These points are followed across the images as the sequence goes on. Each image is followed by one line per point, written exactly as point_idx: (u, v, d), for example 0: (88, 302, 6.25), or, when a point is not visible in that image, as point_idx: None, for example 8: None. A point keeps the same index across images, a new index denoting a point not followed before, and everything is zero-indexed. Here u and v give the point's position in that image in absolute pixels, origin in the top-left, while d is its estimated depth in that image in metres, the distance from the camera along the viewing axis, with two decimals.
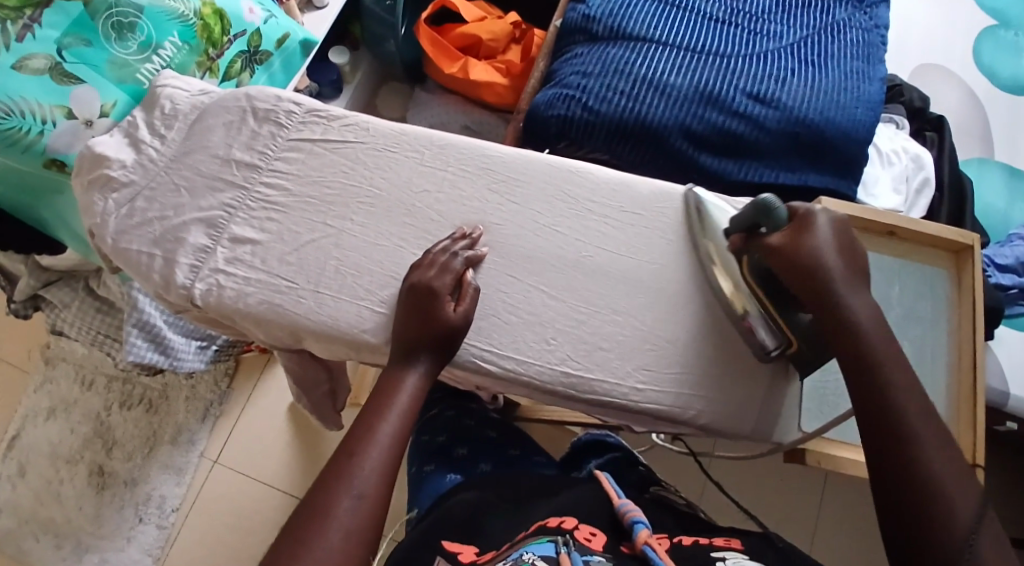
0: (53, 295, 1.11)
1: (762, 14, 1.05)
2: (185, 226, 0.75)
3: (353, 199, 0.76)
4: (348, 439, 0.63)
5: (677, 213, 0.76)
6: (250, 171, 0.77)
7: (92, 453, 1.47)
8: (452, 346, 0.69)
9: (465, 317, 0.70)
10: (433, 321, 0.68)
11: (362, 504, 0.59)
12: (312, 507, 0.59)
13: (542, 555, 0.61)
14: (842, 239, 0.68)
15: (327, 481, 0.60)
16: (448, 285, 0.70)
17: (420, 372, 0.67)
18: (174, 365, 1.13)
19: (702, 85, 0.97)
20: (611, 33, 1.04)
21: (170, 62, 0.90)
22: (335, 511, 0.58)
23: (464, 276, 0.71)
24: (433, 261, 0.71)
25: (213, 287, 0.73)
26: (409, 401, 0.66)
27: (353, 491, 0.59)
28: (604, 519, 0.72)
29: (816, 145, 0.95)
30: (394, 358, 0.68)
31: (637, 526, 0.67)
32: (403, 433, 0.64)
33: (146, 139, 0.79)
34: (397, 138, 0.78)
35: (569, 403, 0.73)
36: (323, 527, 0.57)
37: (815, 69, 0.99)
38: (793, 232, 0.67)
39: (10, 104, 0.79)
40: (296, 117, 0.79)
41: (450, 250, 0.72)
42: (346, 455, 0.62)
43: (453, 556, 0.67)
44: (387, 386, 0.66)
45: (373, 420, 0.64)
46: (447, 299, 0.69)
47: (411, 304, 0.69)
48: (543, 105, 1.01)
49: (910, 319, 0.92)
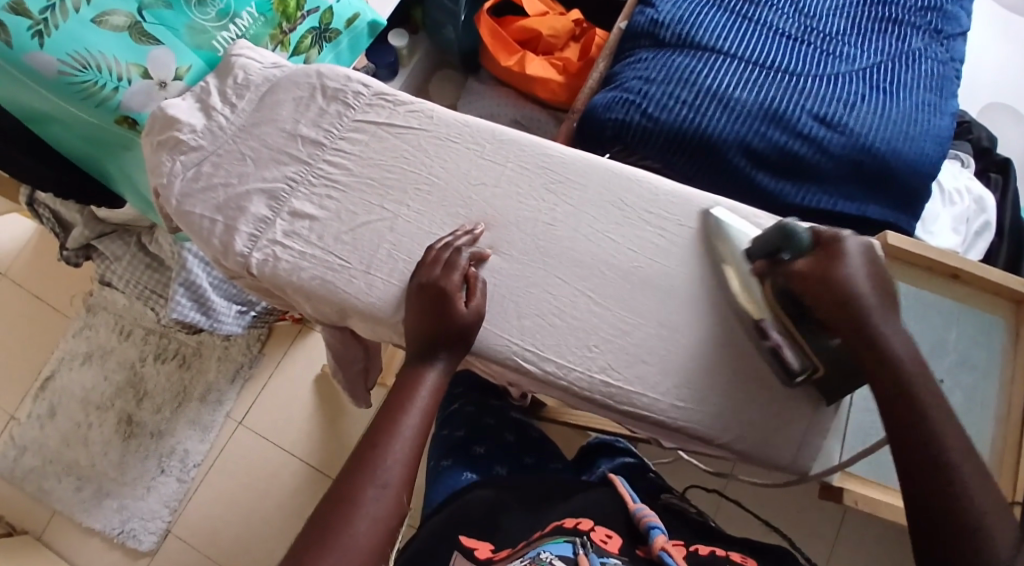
0: (105, 246, 1.14)
1: (836, 35, 1.04)
2: (247, 195, 0.77)
3: (412, 185, 0.77)
4: (371, 430, 0.65)
5: (734, 231, 0.76)
6: (315, 148, 0.79)
7: (123, 401, 1.52)
8: (465, 343, 0.70)
9: (475, 315, 0.70)
10: (449, 320, 0.69)
11: (385, 494, 0.60)
12: (342, 491, 0.61)
13: (559, 555, 0.63)
14: (872, 265, 0.67)
15: (355, 466, 0.62)
16: (457, 283, 0.70)
17: (440, 368, 0.68)
18: (213, 327, 1.17)
19: (768, 102, 0.96)
20: (678, 40, 1.04)
21: (245, 33, 0.91)
22: (361, 499, 0.60)
23: (470, 272, 0.72)
24: (439, 259, 0.72)
25: (269, 258, 0.74)
26: (430, 397, 0.67)
27: (377, 480, 0.61)
28: (619, 523, 0.73)
29: (878, 174, 0.94)
30: (412, 357, 0.69)
31: (655, 531, 0.68)
32: (424, 428, 0.65)
33: (218, 106, 0.81)
34: (460, 129, 0.79)
35: (604, 411, 0.73)
36: (348, 513, 0.59)
37: (884, 96, 0.98)
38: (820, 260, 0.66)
39: (88, 57, 0.81)
40: (363, 98, 0.81)
41: (454, 246, 0.72)
42: (369, 446, 0.63)
43: (470, 553, 0.71)
44: (405, 384, 0.68)
45: (395, 413, 0.65)
46: (458, 296, 0.70)
47: (422, 304, 0.70)
48: (602, 107, 1.01)
49: (963, 367, 0.91)
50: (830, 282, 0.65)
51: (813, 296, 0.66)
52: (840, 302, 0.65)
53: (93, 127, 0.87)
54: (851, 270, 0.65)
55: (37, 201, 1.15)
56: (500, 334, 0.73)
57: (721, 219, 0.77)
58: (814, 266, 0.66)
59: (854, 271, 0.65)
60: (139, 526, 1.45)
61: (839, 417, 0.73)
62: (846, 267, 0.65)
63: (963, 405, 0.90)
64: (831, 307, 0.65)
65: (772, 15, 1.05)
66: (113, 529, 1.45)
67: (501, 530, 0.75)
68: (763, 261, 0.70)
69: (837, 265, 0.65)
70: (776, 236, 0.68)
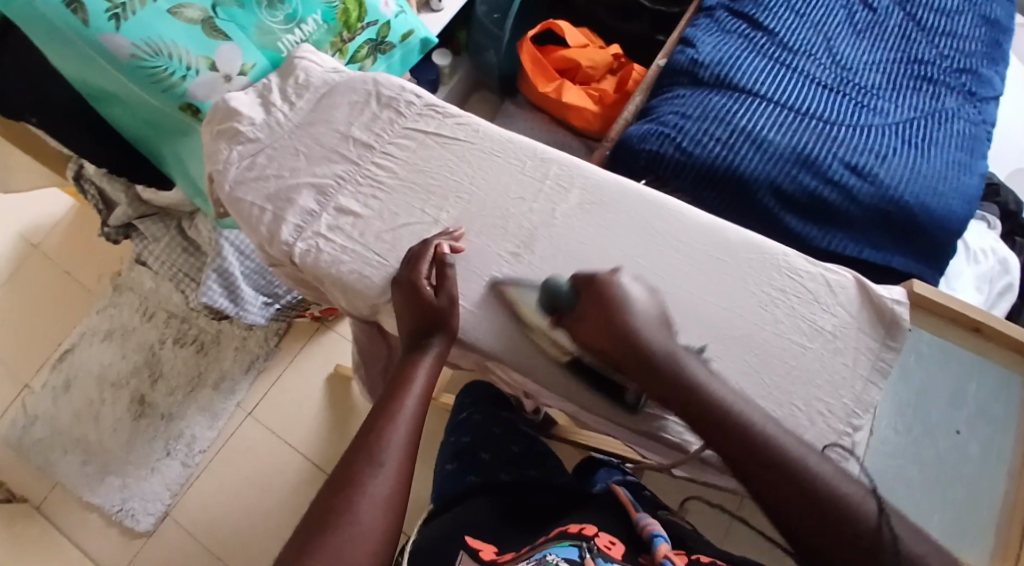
0: (146, 227, 1.18)
1: (872, 88, 1.11)
2: (297, 188, 0.81)
3: (453, 193, 0.81)
4: (369, 417, 0.69)
5: (761, 268, 0.79)
6: (365, 150, 0.83)
7: (137, 381, 1.59)
8: (451, 330, 0.74)
9: (448, 300, 0.74)
10: (423, 308, 0.73)
11: (382, 472, 0.65)
12: (343, 476, 0.65)
13: (565, 557, 0.67)
14: (645, 303, 0.73)
15: (356, 455, 0.66)
16: (425, 274, 0.74)
17: (432, 354, 0.73)
18: (239, 315, 1.21)
19: (801, 147, 1.03)
20: (716, 80, 1.11)
21: (308, 38, 0.95)
22: (363, 481, 0.64)
23: (441, 254, 0.75)
24: (412, 253, 0.75)
25: (312, 249, 0.78)
26: (426, 381, 0.72)
27: (376, 460, 0.66)
28: (622, 532, 0.77)
29: (905, 225, 1.00)
30: (407, 345, 0.74)
31: (657, 539, 0.73)
32: (419, 414, 0.70)
33: (278, 103, 0.85)
34: (503, 145, 0.83)
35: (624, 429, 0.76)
36: (352, 494, 0.64)
37: (914, 150, 1.05)
38: (592, 308, 0.73)
39: (160, 44, 0.85)
40: (414, 108, 0.85)
41: (425, 240, 0.76)
42: (367, 429, 0.68)
43: (475, 552, 0.74)
44: (404, 367, 0.72)
45: (390, 401, 0.70)
46: (427, 284, 0.74)
47: (403, 299, 0.75)
48: (638, 138, 1.08)
49: (982, 419, 0.96)
50: (613, 333, 0.72)
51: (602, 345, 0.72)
52: (625, 351, 0.71)
53: (156, 110, 0.91)
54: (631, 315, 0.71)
55: (84, 177, 1.19)
56: (525, 344, 0.76)
57: (750, 254, 0.79)
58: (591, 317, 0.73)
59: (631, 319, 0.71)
60: (138, 506, 1.51)
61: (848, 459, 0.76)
62: (629, 316, 0.71)
63: (980, 456, 0.95)
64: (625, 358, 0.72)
65: (809, 65, 1.12)
66: (113, 506, 1.51)
67: (505, 538, 0.79)
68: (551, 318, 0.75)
69: (616, 313, 0.72)
70: (551, 294, 0.75)
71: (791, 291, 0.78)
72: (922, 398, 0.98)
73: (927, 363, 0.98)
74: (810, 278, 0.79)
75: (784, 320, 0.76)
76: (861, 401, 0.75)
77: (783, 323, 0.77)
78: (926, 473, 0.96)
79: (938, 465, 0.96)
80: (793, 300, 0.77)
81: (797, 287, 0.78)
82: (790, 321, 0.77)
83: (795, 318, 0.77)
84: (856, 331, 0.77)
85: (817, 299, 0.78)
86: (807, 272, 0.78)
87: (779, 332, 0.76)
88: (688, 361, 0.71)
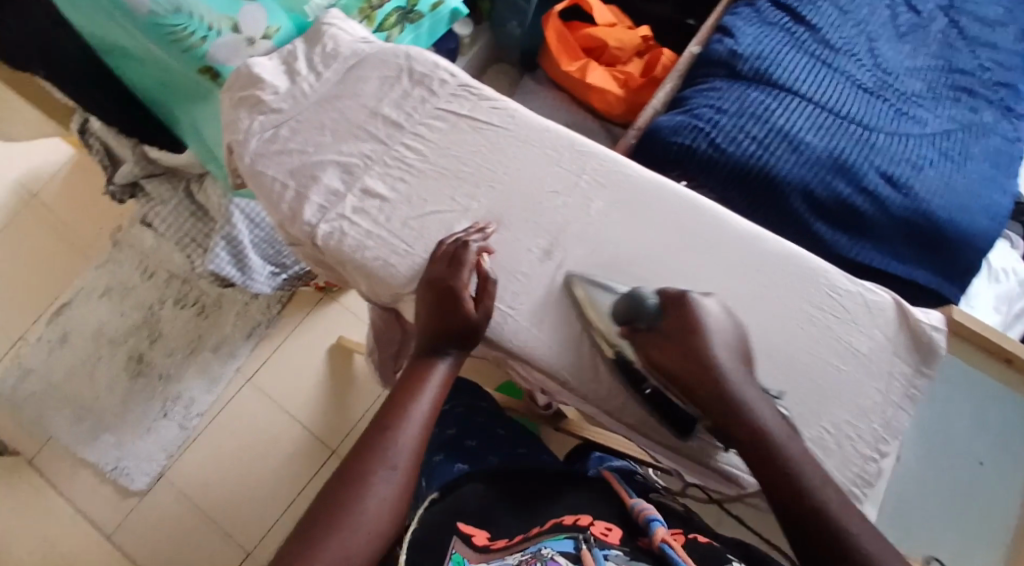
0: (153, 188, 1.14)
1: (912, 96, 1.08)
2: (322, 165, 0.77)
3: (484, 181, 0.77)
4: (379, 416, 0.67)
5: (802, 282, 0.75)
6: (393, 130, 0.78)
7: (136, 339, 1.57)
8: (473, 340, 0.71)
9: (484, 315, 0.71)
10: (452, 319, 0.69)
11: (395, 476, 0.63)
12: (352, 471, 0.63)
13: (560, 551, 0.67)
14: (730, 331, 0.69)
15: (361, 453, 0.64)
16: (465, 280, 0.71)
17: (448, 363, 0.70)
18: (245, 284, 1.18)
19: (837, 152, 0.99)
20: (755, 74, 1.07)
21: (336, 2, 0.89)
22: (370, 481, 0.62)
23: (481, 264, 0.72)
24: (447, 252, 0.72)
25: (336, 231, 0.74)
26: (440, 386, 0.69)
27: (386, 462, 0.63)
28: (618, 516, 0.77)
29: (933, 240, 0.97)
30: (421, 349, 0.71)
31: (653, 525, 0.72)
32: (433, 415, 0.67)
33: (303, 72, 0.81)
34: (540, 133, 0.79)
35: (647, 438, 0.74)
36: (359, 496, 0.61)
37: (951, 164, 1.02)
38: (670, 329, 0.69)
39: (181, 1, 0.78)
40: (447, 87, 0.80)
41: (462, 240, 0.73)
42: (379, 430, 0.65)
43: (468, 538, 0.71)
44: (418, 370, 0.69)
45: (406, 401, 0.67)
46: (467, 296, 0.70)
47: (431, 299, 0.71)
48: (668, 130, 1.04)
49: (1004, 447, 0.97)
50: (689, 358, 0.67)
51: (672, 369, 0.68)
52: (697, 379, 0.67)
53: (176, 71, 0.86)
54: (711, 345, 0.67)
55: (89, 131, 1.14)
56: (550, 346, 0.73)
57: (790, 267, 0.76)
58: (668, 336, 0.68)
59: (714, 348, 0.67)
60: (132, 465, 1.49)
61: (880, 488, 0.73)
62: (706, 341, 0.67)
63: (1000, 485, 0.97)
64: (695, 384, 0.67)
65: (851, 65, 1.08)
66: (106, 465, 1.49)
67: (497, 522, 0.76)
68: (622, 327, 0.71)
69: (695, 336, 0.68)
70: (630, 305, 0.70)
71: (828, 309, 0.74)
72: (946, 422, 0.99)
73: (954, 387, 0.99)
74: (849, 295, 0.75)
75: (820, 340, 0.73)
76: (889, 427, 0.72)
77: (819, 342, 0.73)
78: (939, 493, 0.97)
79: (956, 490, 0.97)
80: (829, 319, 0.74)
81: (835, 305, 0.74)
82: (826, 341, 0.73)
83: (832, 339, 0.73)
84: (891, 355, 0.74)
85: (855, 320, 0.74)
86: (847, 290, 0.75)
87: (819, 353, 0.73)
88: (749, 396, 0.67)
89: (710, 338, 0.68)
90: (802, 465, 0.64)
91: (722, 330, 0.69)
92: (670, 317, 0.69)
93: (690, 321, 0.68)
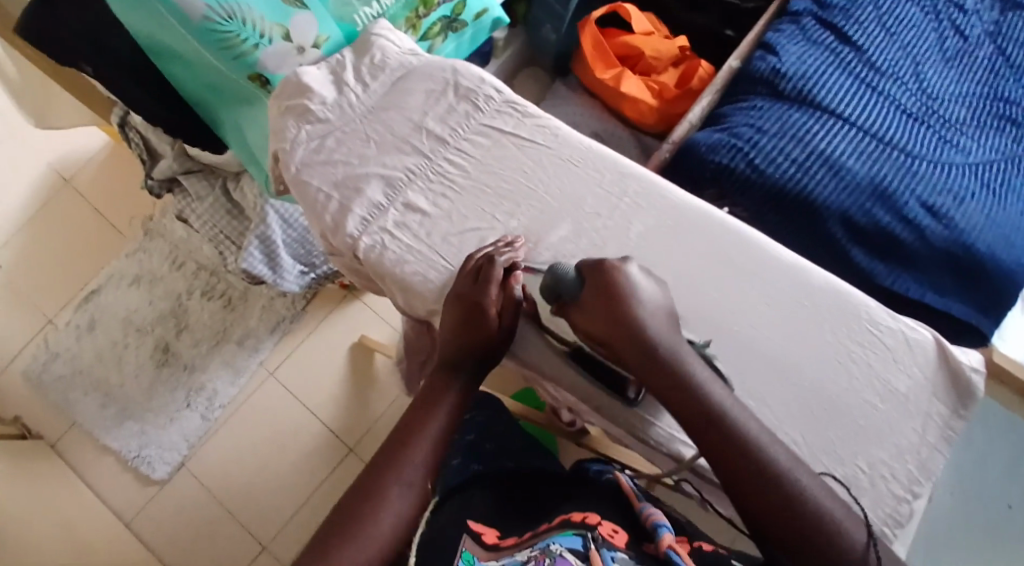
0: (191, 185, 1.14)
1: (956, 123, 1.07)
2: (365, 178, 0.77)
3: (526, 200, 0.77)
4: (397, 433, 0.70)
5: (842, 316, 0.74)
6: (437, 144, 0.79)
7: (163, 329, 1.59)
8: (495, 353, 0.72)
9: (506, 332, 0.71)
10: (476, 334, 0.71)
11: (409, 493, 0.65)
12: (367, 486, 0.66)
13: (569, 548, 0.65)
14: (653, 297, 0.70)
15: (375, 470, 0.67)
16: (492, 296, 0.70)
17: (465, 381, 0.72)
18: (276, 282, 1.19)
19: (878, 179, 0.99)
20: (797, 95, 1.07)
21: (384, 12, 0.90)
22: (385, 497, 0.64)
23: (510, 283, 0.72)
24: (473, 266, 0.72)
25: (377, 245, 0.75)
26: (455, 405, 0.71)
27: (400, 480, 0.66)
28: (625, 519, 0.75)
29: (972, 272, 0.97)
30: (439, 367, 0.73)
31: (660, 530, 0.70)
32: (447, 432, 0.69)
33: (351, 83, 0.81)
34: (583, 154, 0.79)
35: (661, 459, 0.74)
36: (374, 511, 0.64)
37: (993, 195, 1.02)
38: (591, 299, 0.70)
39: (235, 8, 0.80)
40: (492, 103, 0.80)
41: (490, 254, 0.72)
42: (395, 448, 0.68)
43: (478, 535, 0.71)
44: (434, 388, 0.72)
45: (423, 418, 0.70)
46: (492, 310, 0.70)
47: (456, 313, 0.71)
48: (706, 147, 1.03)
49: None
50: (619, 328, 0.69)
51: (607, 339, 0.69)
52: (631, 349, 0.69)
53: (226, 77, 0.87)
54: (634, 312, 0.69)
55: (129, 124, 1.15)
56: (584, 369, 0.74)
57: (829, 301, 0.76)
58: (592, 307, 0.70)
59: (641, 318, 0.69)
60: (154, 454, 1.51)
61: (913, 529, 0.71)
62: (629, 310, 0.69)
63: None
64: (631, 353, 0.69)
65: (895, 89, 1.07)
66: (129, 452, 1.51)
67: (505, 525, 0.76)
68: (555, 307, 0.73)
69: (618, 306, 0.69)
70: (553, 280, 0.72)
71: (868, 346, 0.74)
72: None
73: None
74: (890, 332, 0.75)
75: (860, 377, 0.73)
76: (924, 469, 0.71)
77: (858, 379, 0.73)
78: None
79: None
80: (869, 356, 0.74)
81: (875, 341, 0.74)
82: (867, 380, 0.73)
83: (872, 378, 0.73)
84: (930, 395, 0.73)
85: (895, 358, 0.74)
86: (888, 327, 0.74)
87: (857, 390, 0.73)
88: (686, 358, 0.68)
89: (635, 306, 0.69)
90: (835, 504, 0.63)
91: (647, 300, 0.70)
92: (589, 285, 0.71)
93: (608, 291, 0.70)
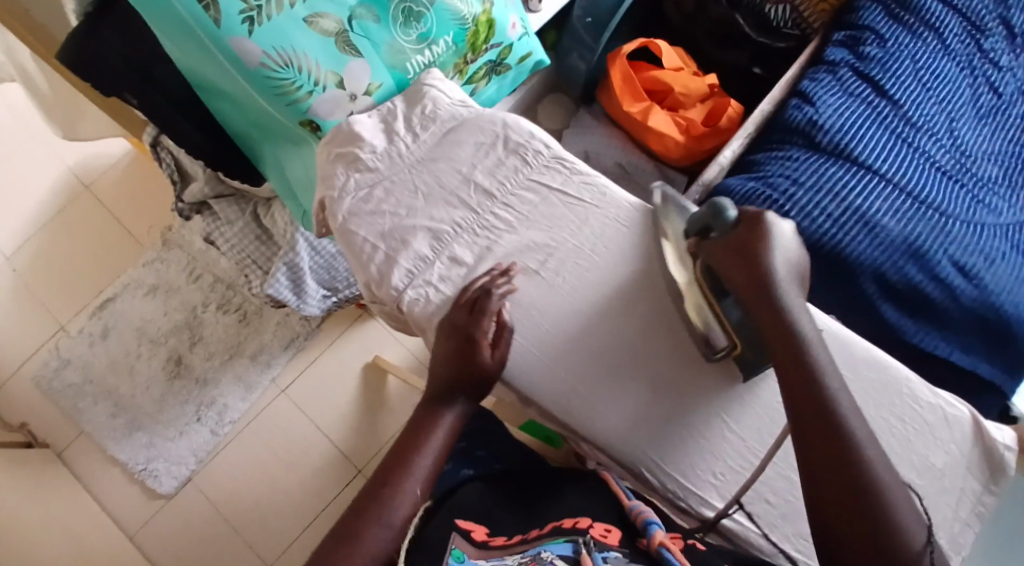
0: (220, 209, 1.14)
1: (988, 183, 1.07)
2: (413, 230, 0.81)
3: (571, 258, 0.81)
4: (387, 467, 0.71)
5: (885, 391, 0.76)
6: (484, 199, 0.83)
7: (177, 340, 1.58)
8: (487, 385, 0.76)
9: (498, 364, 0.76)
10: (471, 367, 0.75)
11: (389, 533, 0.66)
12: (351, 525, 0.67)
13: (560, 554, 0.67)
14: (794, 252, 0.72)
15: (362, 509, 0.68)
16: (484, 329, 0.75)
17: (456, 411, 0.75)
18: (299, 307, 1.19)
19: (913, 237, 0.99)
20: (833, 148, 1.07)
21: (435, 60, 0.91)
22: (363, 536, 0.66)
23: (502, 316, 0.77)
24: (469, 299, 0.77)
25: (422, 298, 0.79)
26: (445, 439, 0.73)
27: (382, 520, 0.67)
28: (615, 517, 0.77)
29: (1001, 335, 0.97)
30: (433, 398, 0.76)
31: (652, 526, 0.72)
32: (436, 469, 0.72)
33: (401, 132, 0.85)
34: (629, 215, 0.83)
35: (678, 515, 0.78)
36: (354, 548, 0.65)
37: (1021, 258, 1.02)
38: (741, 234, 0.71)
39: (292, 55, 0.81)
40: (541, 158, 0.84)
41: (486, 289, 0.77)
42: (382, 484, 0.70)
43: (468, 534, 0.69)
44: (425, 420, 0.74)
45: (411, 452, 0.72)
46: (484, 344, 0.75)
47: (449, 343, 0.76)
48: (740, 195, 1.03)
49: None
50: (752, 263, 0.70)
51: (729, 272, 0.71)
52: (753, 283, 0.70)
53: (278, 120, 0.87)
54: (772, 254, 0.70)
55: (160, 145, 1.13)
56: (621, 429, 0.77)
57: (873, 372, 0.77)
58: (732, 241, 0.71)
59: (776, 260, 0.70)
60: (162, 468, 1.50)
61: None
62: (767, 249, 0.70)
63: None
64: (746, 287, 0.70)
65: (930, 146, 1.08)
66: (136, 464, 1.50)
67: (499, 522, 0.74)
68: (695, 237, 0.76)
69: (758, 245, 0.70)
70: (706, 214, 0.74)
71: (909, 422, 0.76)
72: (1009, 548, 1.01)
73: None
74: (930, 407, 0.76)
75: (899, 452, 0.75)
76: (954, 544, 0.73)
77: (897, 453, 0.75)
78: None
79: None
80: (908, 431, 0.75)
81: (916, 417, 0.76)
82: (904, 454, 0.75)
83: (910, 452, 0.75)
84: (964, 471, 0.75)
85: (934, 434, 0.75)
86: (928, 403, 0.76)
87: (897, 465, 0.74)
88: (800, 316, 0.69)
89: (774, 250, 0.70)
90: None
91: (786, 248, 0.71)
92: (742, 225, 0.72)
93: (756, 231, 0.71)
